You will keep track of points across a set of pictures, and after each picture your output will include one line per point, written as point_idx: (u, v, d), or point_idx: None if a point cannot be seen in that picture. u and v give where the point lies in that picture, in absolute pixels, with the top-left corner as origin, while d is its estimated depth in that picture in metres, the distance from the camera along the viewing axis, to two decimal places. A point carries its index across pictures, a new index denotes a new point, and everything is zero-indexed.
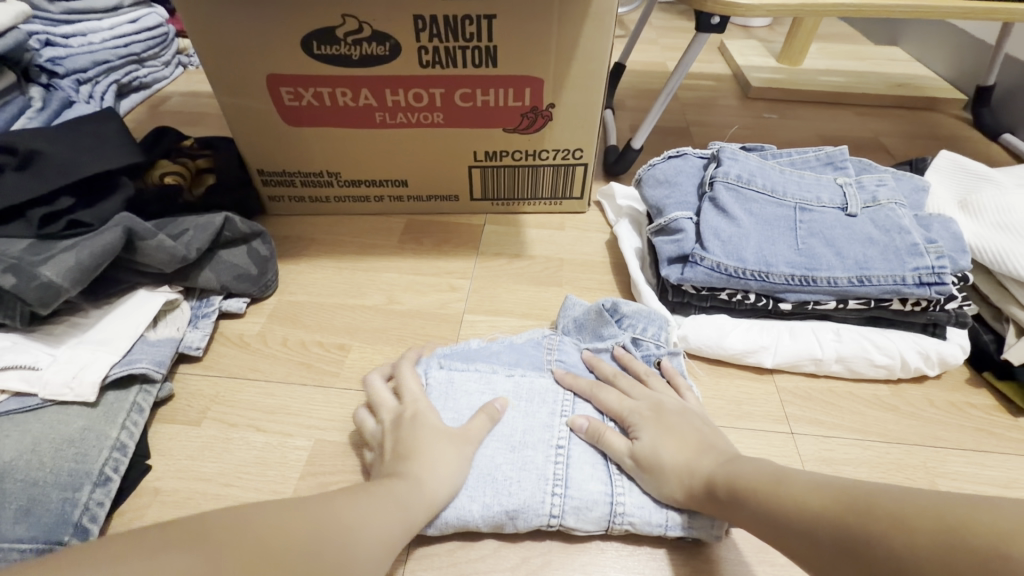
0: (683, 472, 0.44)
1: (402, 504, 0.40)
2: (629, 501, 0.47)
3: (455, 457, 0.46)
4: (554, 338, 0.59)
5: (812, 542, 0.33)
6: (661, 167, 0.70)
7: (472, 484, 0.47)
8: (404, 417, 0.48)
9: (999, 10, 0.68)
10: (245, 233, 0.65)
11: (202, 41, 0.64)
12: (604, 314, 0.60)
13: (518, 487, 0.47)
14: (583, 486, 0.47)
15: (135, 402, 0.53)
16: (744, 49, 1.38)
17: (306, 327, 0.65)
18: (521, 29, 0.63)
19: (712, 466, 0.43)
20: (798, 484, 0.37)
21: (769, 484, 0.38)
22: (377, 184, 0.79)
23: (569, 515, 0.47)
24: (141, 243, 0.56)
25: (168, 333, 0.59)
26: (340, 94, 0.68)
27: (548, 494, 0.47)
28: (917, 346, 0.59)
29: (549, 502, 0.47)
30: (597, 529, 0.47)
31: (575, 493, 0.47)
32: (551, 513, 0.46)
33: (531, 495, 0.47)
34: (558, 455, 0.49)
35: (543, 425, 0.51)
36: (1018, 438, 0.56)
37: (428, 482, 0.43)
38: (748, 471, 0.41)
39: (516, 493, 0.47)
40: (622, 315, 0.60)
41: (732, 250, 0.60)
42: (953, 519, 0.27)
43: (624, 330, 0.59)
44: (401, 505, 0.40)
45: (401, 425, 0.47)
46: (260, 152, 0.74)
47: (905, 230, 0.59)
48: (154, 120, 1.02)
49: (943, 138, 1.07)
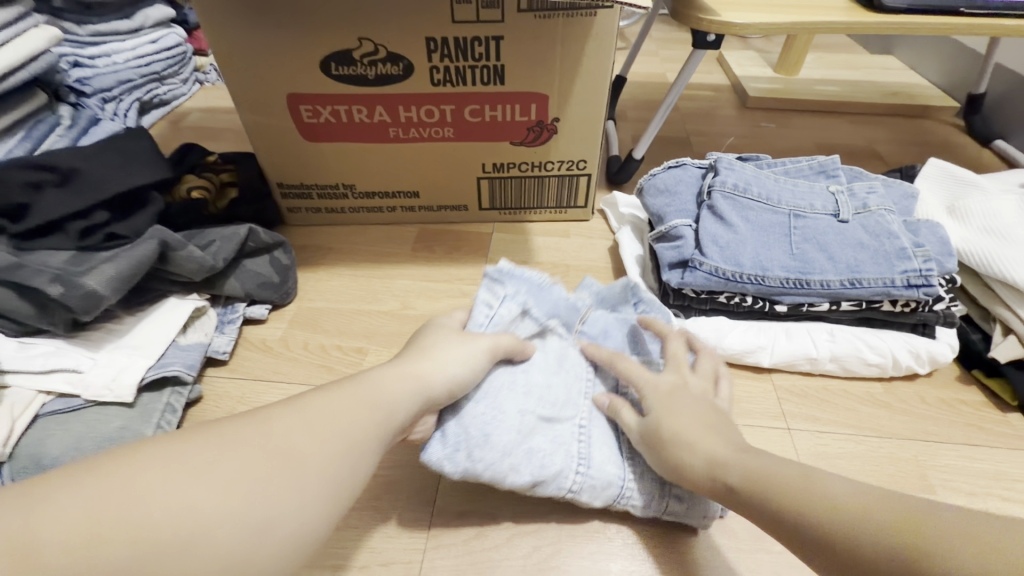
0: (695, 461, 0.43)
1: (376, 396, 0.41)
2: (636, 489, 0.50)
3: (462, 344, 0.48)
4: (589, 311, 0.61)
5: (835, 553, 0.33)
6: (662, 176, 0.73)
7: (517, 452, 0.48)
8: (423, 335, 0.51)
9: (990, 26, 0.70)
10: (267, 243, 0.69)
11: (228, 64, 0.68)
12: (627, 293, 0.63)
13: (551, 459, 0.49)
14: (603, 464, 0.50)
15: (168, 403, 0.56)
16: (742, 60, 1.42)
17: (325, 331, 0.68)
18: (527, 48, 0.67)
19: (731, 461, 0.41)
20: (828, 488, 0.36)
21: (797, 483, 0.37)
22: (390, 195, 0.83)
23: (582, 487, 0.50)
24: (173, 254, 0.60)
25: (197, 339, 0.62)
26: (356, 111, 0.72)
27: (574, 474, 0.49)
28: (908, 345, 0.62)
29: (572, 478, 0.49)
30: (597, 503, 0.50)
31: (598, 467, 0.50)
32: (570, 487, 0.49)
33: (560, 469, 0.49)
34: (581, 432, 0.52)
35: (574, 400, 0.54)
36: (1005, 433, 0.59)
37: (421, 372, 0.44)
38: (770, 469, 0.39)
39: (548, 465, 0.49)
40: (640, 299, 0.63)
41: (729, 256, 0.63)
42: (985, 546, 0.28)
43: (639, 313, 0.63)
44: (389, 398, 0.41)
45: (421, 338, 0.50)
46: (280, 167, 0.78)
47: (894, 235, 0.62)
48: (174, 135, 1.06)
49: (937, 145, 1.10)
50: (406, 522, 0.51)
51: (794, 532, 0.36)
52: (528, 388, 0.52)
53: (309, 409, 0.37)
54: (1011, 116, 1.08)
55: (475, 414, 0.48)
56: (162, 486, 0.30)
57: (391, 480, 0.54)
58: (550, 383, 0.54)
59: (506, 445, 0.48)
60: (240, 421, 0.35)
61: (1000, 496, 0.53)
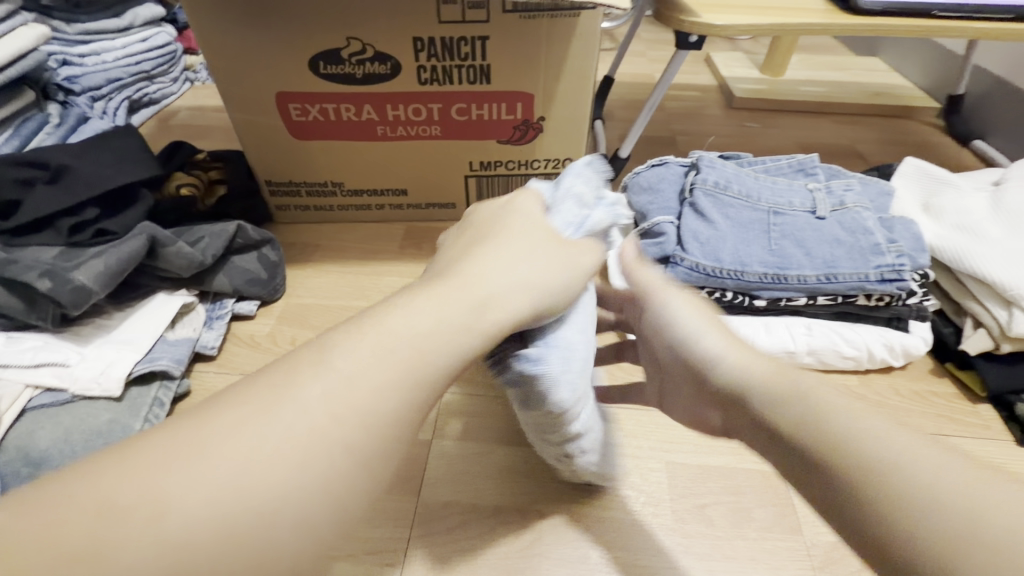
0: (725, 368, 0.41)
1: (413, 352, 0.32)
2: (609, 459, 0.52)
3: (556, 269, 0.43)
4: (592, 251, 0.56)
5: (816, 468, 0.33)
6: (645, 174, 0.75)
7: (585, 389, 0.45)
8: (509, 221, 0.45)
9: (965, 28, 0.72)
10: (256, 240, 0.69)
11: (217, 62, 0.69)
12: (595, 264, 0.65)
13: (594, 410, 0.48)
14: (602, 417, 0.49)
15: (156, 397, 0.57)
16: (729, 61, 1.44)
17: (313, 327, 0.69)
18: (512, 48, 0.68)
19: (766, 381, 0.38)
20: (856, 424, 0.32)
21: (830, 415, 0.34)
22: (379, 193, 0.84)
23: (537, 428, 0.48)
24: (163, 249, 0.60)
25: (186, 334, 0.62)
26: (344, 110, 0.73)
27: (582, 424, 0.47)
28: (882, 338, 0.64)
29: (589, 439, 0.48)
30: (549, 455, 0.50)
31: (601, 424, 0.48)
32: (584, 447, 0.48)
33: (595, 421, 0.48)
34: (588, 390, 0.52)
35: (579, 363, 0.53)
36: (976, 423, 0.60)
37: (506, 293, 0.38)
38: (811, 392, 0.36)
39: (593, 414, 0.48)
40: None
41: (710, 252, 0.64)
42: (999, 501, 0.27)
43: None
44: (455, 328, 0.35)
45: (502, 230, 0.44)
46: (269, 165, 0.79)
47: (869, 231, 0.64)
48: (163, 134, 1.07)
49: (917, 145, 1.12)
50: (391, 512, 0.52)
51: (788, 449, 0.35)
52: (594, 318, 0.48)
53: (334, 356, 0.31)
54: (989, 117, 1.11)
55: (576, 332, 0.44)
56: (152, 477, 0.24)
57: None
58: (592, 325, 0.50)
59: (582, 375, 0.44)
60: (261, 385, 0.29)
61: None
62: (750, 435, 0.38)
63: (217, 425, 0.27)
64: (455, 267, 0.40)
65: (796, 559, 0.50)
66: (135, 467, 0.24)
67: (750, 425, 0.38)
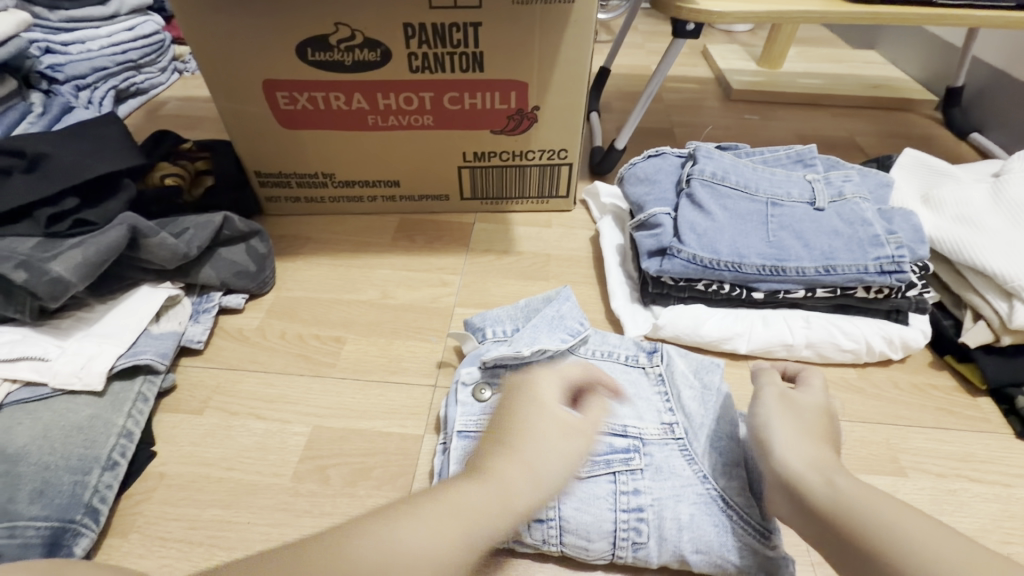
0: (780, 457, 0.43)
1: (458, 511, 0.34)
2: (564, 513, 0.47)
3: (556, 447, 0.42)
4: (682, 377, 0.56)
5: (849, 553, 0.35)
6: (642, 166, 0.74)
7: (626, 524, 0.46)
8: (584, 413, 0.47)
9: (967, 17, 0.71)
10: (243, 232, 0.68)
11: (202, 49, 0.67)
12: (643, 345, 0.59)
13: (586, 505, 0.47)
14: (578, 518, 0.46)
15: (140, 392, 0.56)
16: (727, 52, 1.43)
17: (303, 321, 0.68)
18: (504, 35, 0.67)
19: (820, 483, 0.40)
20: (891, 516, 0.35)
21: (871, 509, 0.36)
22: (371, 184, 0.82)
23: (648, 523, 0.46)
24: (145, 240, 0.59)
25: (171, 327, 0.61)
26: (334, 98, 0.71)
27: (615, 511, 0.47)
28: (882, 331, 0.63)
29: (545, 528, 0.46)
30: (455, 429, 0.52)
31: (570, 515, 0.46)
32: (551, 538, 0.46)
33: (597, 516, 0.46)
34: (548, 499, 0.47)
35: (597, 493, 0.47)
36: (974, 416, 0.60)
37: (525, 472, 0.39)
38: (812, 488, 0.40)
39: (586, 510, 0.47)
40: (658, 349, 0.58)
41: (707, 243, 0.63)
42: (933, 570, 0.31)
43: (656, 364, 0.57)
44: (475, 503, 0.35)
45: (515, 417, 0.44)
46: (257, 154, 0.77)
47: (868, 222, 0.63)
48: (151, 124, 1.05)
49: (916, 137, 1.11)
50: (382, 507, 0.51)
51: (827, 528, 0.37)
52: (679, 480, 0.48)
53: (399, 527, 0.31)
54: (989, 109, 1.10)
55: (659, 482, 0.48)
56: None
57: (367, 467, 0.54)
58: (663, 469, 0.49)
59: (677, 520, 0.46)
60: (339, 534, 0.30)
61: (967, 477, 0.54)
62: (789, 510, 0.41)
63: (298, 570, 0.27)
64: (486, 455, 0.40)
65: (794, 554, 0.49)
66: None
67: (788, 501, 0.41)
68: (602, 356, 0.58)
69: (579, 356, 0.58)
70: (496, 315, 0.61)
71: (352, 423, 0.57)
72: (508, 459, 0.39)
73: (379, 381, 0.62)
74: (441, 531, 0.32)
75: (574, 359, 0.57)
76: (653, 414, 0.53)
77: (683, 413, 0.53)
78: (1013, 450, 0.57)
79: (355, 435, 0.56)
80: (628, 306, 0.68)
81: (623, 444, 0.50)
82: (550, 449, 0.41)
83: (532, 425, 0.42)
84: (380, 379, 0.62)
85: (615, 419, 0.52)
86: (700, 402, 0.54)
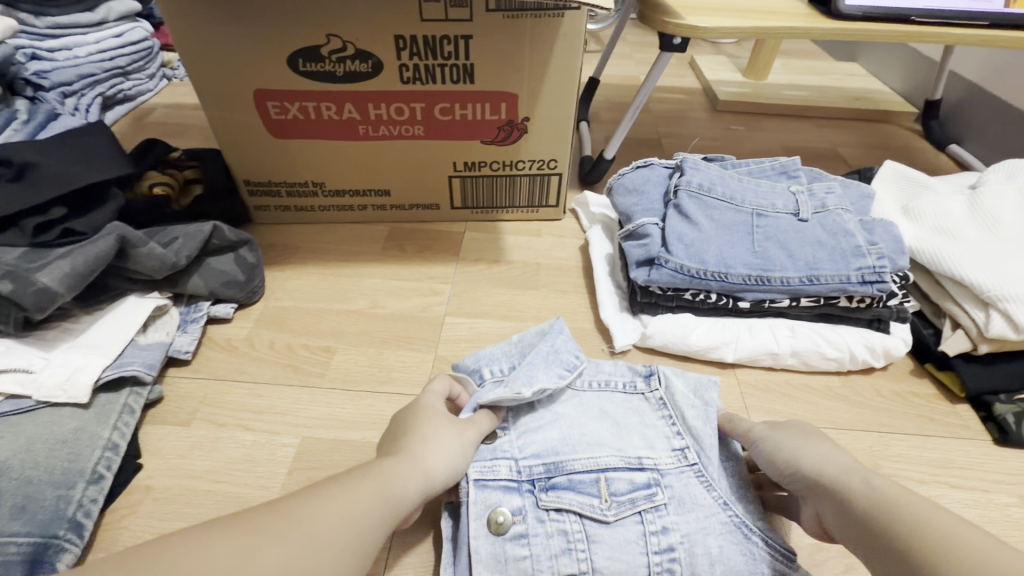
0: (815, 466, 0.45)
1: (378, 484, 0.40)
2: (595, 557, 0.45)
3: (456, 434, 0.49)
4: (678, 395, 0.56)
5: (882, 546, 0.37)
6: (630, 176, 0.75)
7: (659, 566, 0.45)
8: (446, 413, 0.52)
9: (946, 35, 0.73)
10: (233, 241, 0.68)
11: (191, 58, 0.67)
12: (637, 368, 0.60)
13: (615, 552, 0.46)
14: (612, 567, 0.45)
15: (127, 404, 0.55)
16: (714, 64, 1.45)
17: (293, 330, 0.68)
18: (494, 48, 0.67)
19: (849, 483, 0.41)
20: (913, 505, 0.37)
21: (897, 500, 0.38)
22: (361, 194, 0.82)
23: (680, 563, 0.45)
24: (133, 250, 0.58)
25: (158, 338, 0.61)
26: (325, 108, 0.71)
27: (646, 555, 0.45)
28: (864, 340, 0.64)
29: (577, 567, 0.45)
30: (469, 478, 0.49)
31: (603, 565, 0.45)
32: None
33: (630, 562, 0.45)
34: (579, 551, 0.46)
35: (627, 539, 0.46)
36: (955, 423, 0.61)
37: (427, 458, 0.45)
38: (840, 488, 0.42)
39: (616, 557, 0.45)
40: (653, 371, 0.59)
41: (694, 253, 0.64)
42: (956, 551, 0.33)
43: (654, 385, 0.57)
44: (397, 486, 0.41)
45: (415, 415, 0.50)
46: (247, 163, 0.77)
47: (850, 233, 0.65)
48: (139, 131, 1.04)
49: (897, 149, 1.14)
50: None
51: (858, 531, 0.39)
52: (699, 511, 0.48)
53: (337, 498, 0.37)
54: (965, 122, 1.13)
55: (680, 513, 0.47)
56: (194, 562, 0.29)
57: None
58: (682, 499, 0.48)
59: (708, 556, 0.45)
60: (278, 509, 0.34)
61: (947, 483, 0.55)
62: (835, 520, 0.41)
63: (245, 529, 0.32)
64: (398, 445, 0.46)
65: None
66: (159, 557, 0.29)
67: (833, 511, 0.41)
68: (600, 387, 0.58)
69: (578, 391, 0.58)
70: (484, 356, 0.60)
71: (342, 433, 0.57)
72: (414, 444, 0.46)
73: (369, 391, 0.61)
74: (368, 501, 0.38)
75: (574, 393, 0.58)
76: (662, 440, 0.52)
77: (692, 435, 0.53)
78: (991, 456, 0.58)
79: (345, 446, 0.56)
80: (617, 315, 0.69)
81: (644, 479, 0.49)
82: (452, 434, 0.49)
83: (427, 417, 0.50)
84: (370, 390, 0.62)
85: (629, 452, 0.52)
86: (701, 415, 0.54)
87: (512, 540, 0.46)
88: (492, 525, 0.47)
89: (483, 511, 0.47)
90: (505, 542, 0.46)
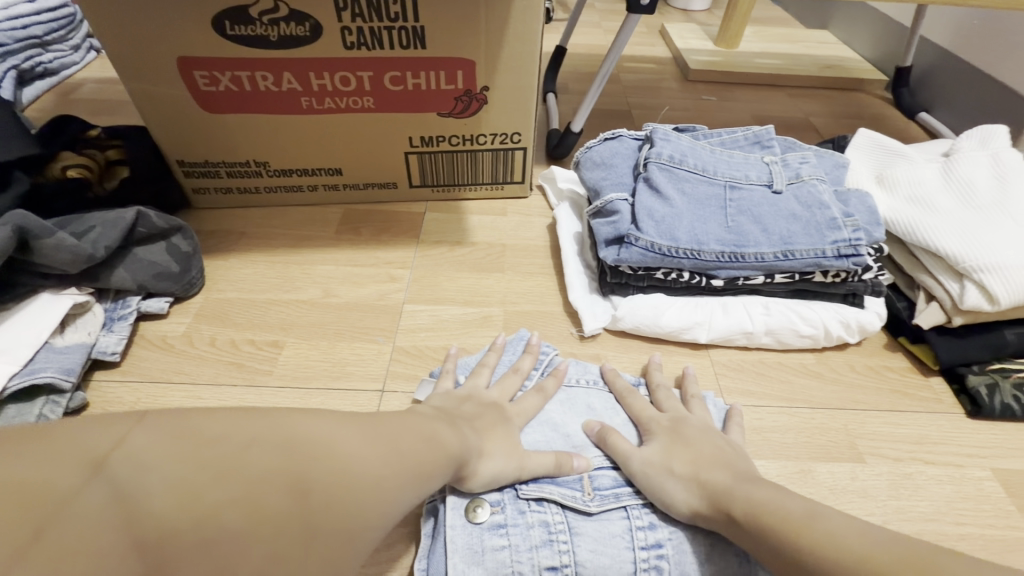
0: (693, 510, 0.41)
1: (436, 440, 0.38)
2: (581, 550, 0.43)
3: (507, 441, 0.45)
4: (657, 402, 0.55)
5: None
6: (598, 149, 0.70)
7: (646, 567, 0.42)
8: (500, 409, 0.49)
9: None
10: (163, 228, 0.61)
11: (99, 18, 0.58)
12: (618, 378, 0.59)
13: (599, 549, 0.43)
14: (596, 561, 0.42)
15: (40, 415, 0.49)
16: (684, 32, 1.40)
17: (235, 325, 0.62)
18: (446, 7, 0.61)
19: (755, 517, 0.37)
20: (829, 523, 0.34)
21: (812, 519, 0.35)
22: (310, 172, 0.76)
23: (669, 560, 0.42)
24: (37, 242, 0.52)
25: (78, 339, 0.55)
26: (261, 78, 0.65)
27: (632, 550, 0.43)
28: (838, 315, 0.62)
29: (558, 559, 0.42)
30: None
31: (585, 558, 0.42)
32: None
33: (615, 559, 0.42)
34: (560, 543, 0.43)
35: (615, 535, 0.43)
36: (929, 398, 0.60)
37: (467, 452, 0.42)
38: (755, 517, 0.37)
39: (601, 552, 0.43)
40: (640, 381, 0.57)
41: (665, 230, 0.61)
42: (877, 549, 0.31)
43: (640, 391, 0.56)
44: (447, 446, 0.39)
45: (472, 403, 0.48)
46: (178, 142, 0.70)
47: (825, 205, 0.62)
48: (63, 108, 0.94)
49: (868, 117, 1.12)
50: None
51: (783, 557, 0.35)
52: None
53: (406, 431, 0.37)
54: (936, 89, 1.11)
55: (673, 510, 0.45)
56: (332, 434, 0.31)
57: None
58: None
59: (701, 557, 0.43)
60: (305, 412, 0.32)
61: (923, 459, 0.54)
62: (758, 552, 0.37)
63: (281, 430, 0.29)
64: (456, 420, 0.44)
65: None
66: (274, 425, 0.29)
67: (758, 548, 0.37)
68: (589, 384, 0.56)
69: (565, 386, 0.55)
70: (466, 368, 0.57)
71: None
72: (468, 432, 0.43)
73: (321, 388, 0.57)
74: (434, 452, 0.38)
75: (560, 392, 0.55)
76: None
77: None
78: (963, 430, 0.57)
79: None
80: (587, 297, 0.65)
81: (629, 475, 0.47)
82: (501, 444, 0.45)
83: (494, 423, 0.46)
84: (322, 387, 0.57)
85: None
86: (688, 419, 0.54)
87: (489, 530, 0.43)
88: (469, 514, 0.43)
89: (461, 501, 0.44)
90: (482, 532, 0.43)
